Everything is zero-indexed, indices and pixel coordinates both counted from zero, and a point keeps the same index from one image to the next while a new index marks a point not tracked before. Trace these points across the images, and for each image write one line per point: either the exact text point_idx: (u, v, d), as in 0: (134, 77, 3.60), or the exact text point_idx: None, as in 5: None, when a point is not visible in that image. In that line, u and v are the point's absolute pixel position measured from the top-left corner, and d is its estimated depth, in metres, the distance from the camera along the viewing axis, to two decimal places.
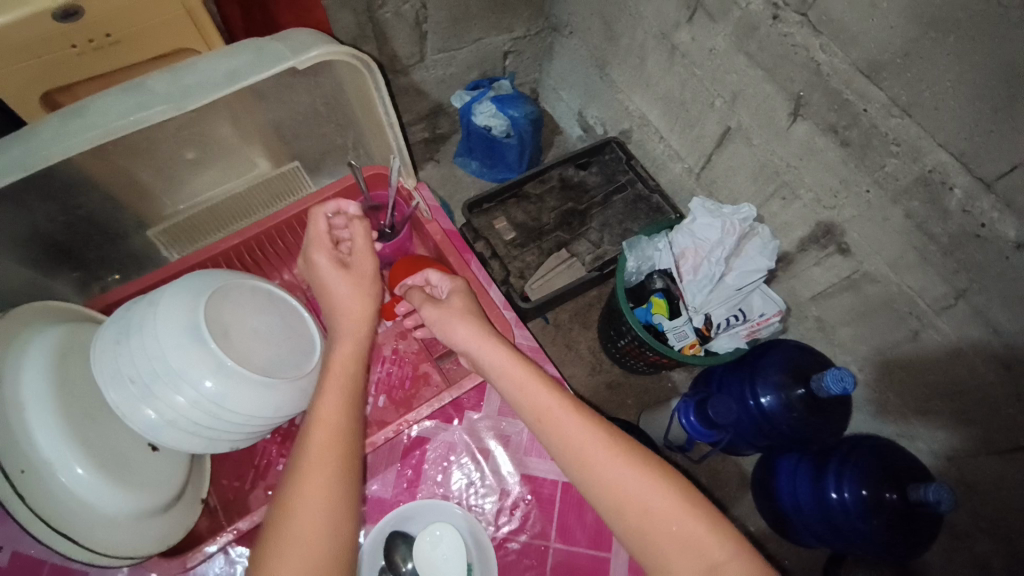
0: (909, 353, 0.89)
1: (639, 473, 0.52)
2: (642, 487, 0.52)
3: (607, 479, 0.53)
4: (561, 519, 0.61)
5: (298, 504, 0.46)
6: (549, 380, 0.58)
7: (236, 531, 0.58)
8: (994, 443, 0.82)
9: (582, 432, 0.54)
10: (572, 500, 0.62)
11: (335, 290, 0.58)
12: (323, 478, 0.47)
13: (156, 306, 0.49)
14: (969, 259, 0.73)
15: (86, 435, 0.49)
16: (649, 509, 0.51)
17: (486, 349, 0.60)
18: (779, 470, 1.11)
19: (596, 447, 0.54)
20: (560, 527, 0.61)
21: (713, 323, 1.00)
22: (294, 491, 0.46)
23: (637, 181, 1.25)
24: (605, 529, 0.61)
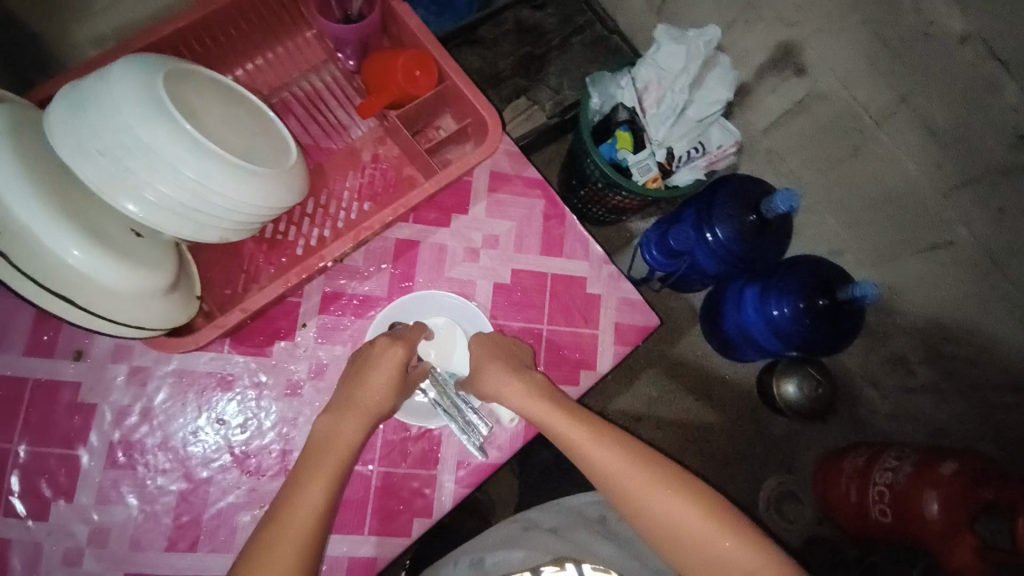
0: (850, 171, 0.96)
1: (649, 478, 0.57)
2: (642, 487, 0.56)
3: (618, 487, 0.57)
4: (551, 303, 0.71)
5: (297, 510, 0.52)
6: (565, 403, 0.62)
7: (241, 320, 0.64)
8: (920, 242, 0.93)
9: (590, 441, 0.59)
10: (560, 284, 0.72)
11: (375, 375, 0.60)
12: (312, 517, 0.52)
13: (108, 79, 0.43)
14: (916, 60, 0.77)
15: (67, 204, 0.46)
16: (662, 509, 0.56)
17: (509, 384, 0.62)
18: (728, 299, 1.20)
19: (610, 456, 0.58)
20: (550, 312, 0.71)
21: (674, 156, 1.03)
22: (286, 519, 0.52)
23: (595, 22, 1.20)
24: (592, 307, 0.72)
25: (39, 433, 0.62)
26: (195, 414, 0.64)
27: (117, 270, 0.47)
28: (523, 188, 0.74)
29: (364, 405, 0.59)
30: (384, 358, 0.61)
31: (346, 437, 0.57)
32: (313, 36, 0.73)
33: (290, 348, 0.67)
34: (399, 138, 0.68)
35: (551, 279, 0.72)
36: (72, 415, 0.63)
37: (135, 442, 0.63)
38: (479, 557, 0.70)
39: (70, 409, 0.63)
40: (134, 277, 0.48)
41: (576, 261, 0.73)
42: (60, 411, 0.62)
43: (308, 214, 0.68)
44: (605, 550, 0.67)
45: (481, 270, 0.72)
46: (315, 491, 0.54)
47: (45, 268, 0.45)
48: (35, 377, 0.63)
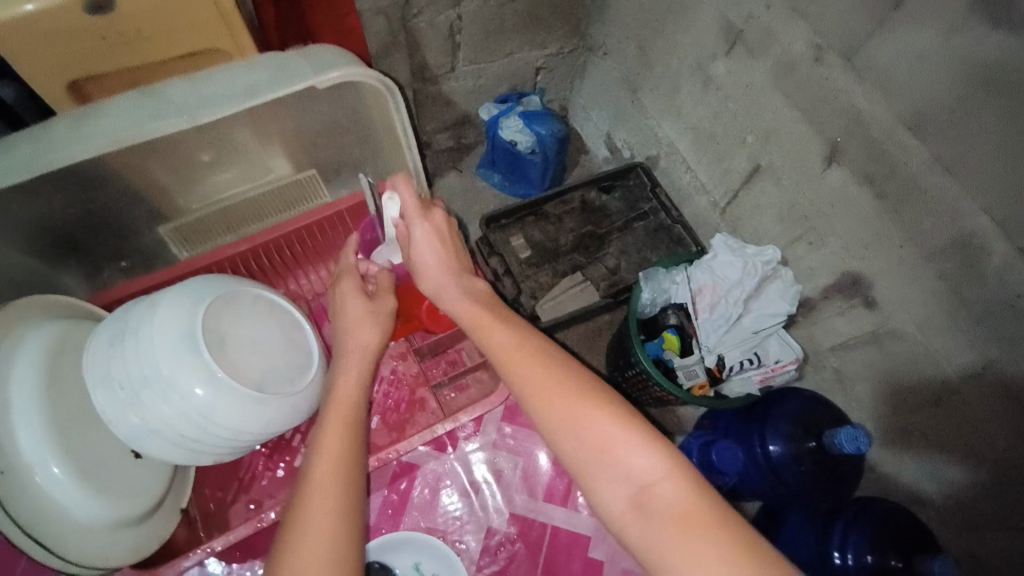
0: (930, 419, 0.85)
1: (604, 411, 0.53)
2: (574, 402, 0.54)
3: (610, 466, 0.51)
4: (547, 560, 0.76)
5: (317, 466, 0.51)
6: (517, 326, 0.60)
7: (211, 548, 0.70)
8: (1009, 523, 0.77)
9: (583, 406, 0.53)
10: (559, 545, 0.77)
11: (351, 314, 0.61)
12: (336, 469, 0.51)
13: (156, 310, 0.48)
14: (1003, 329, 0.69)
15: (72, 443, 0.60)
16: (637, 477, 0.50)
17: (494, 339, 0.59)
18: (781, 522, 1.04)
19: (583, 410, 0.53)
20: (544, 566, 0.75)
21: (725, 365, 0.97)
22: (311, 482, 0.50)
23: (660, 210, 1.22)
24: (579, 546, 0.77)
25: None
26: None
27: (91, 502, 0.59)
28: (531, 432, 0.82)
29: (360, 347, 0.59)
30: (350, 295, 0.62)
31: (345, 387, 0.56)
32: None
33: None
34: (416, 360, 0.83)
35: (551, 533, 0.77)
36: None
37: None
38: None
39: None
40: (106, 510, 0.61)
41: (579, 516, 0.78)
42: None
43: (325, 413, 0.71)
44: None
45: (469, 509, 0.78)
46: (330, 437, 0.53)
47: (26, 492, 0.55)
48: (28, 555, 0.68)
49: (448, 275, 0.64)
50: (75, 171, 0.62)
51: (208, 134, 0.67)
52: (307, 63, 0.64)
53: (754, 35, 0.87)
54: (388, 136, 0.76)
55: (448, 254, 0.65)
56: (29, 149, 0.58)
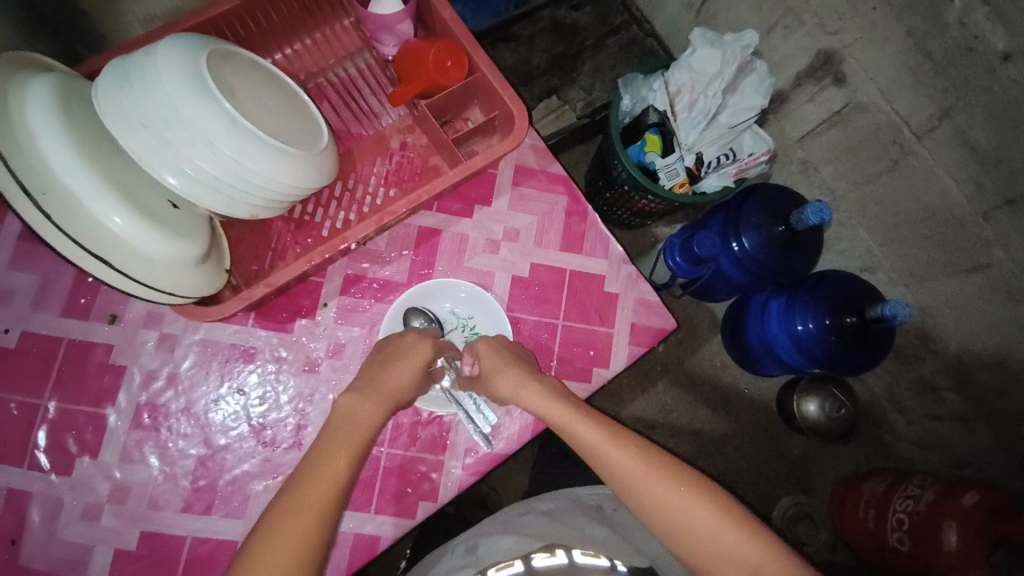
0: (885, 185, 0.94)
1: (664, 471, 0.56)
2: (636, 464, 0.57)
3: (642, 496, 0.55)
4: (570, 300, 0.71)
5: (295, 514, 0.49)
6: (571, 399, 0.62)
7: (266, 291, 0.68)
8: (956, 264, 0.89)
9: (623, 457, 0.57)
10: (582, 280, 0.71)
11: (398, 368, 0.61)
12: (320, 507, 0.50)
13: (156, 54, 0.45)
14: (959, 75, 0.74)
15: (109, 169, 0.48)
16: (703, 529, 0.53)
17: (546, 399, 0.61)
18: (750, 308, 1.19)
19: (651, 473, 0.56)
20: (568, 307, 0.71)
21: (703, 162, 1.02)
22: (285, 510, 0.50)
23: (632, 23, 1.20)
24: (612, 308, 0.71)
25: (68, 388, 0.65)
26: (217, 384, 0.67)
27: (150, 232, 0.49)
28: (547, 184, 0.74)
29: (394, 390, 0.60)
30: (396, 364, 0.61)
31: (369, 415, 0.58)
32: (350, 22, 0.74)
33: (311, 326, 0.69)
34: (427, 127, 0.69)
35: (570, 274, 0.72)
36: (102, 375, 0.66)
37: (160, 405, 0.66)
38: (473, 544, 0.70)
39: (101, 369, 0.66)
40: (170, 240, 0.51)
41: (595, 259, 0.72)
42: (92, 369, 0.66)
43: (336, 197, 0.70)
44: (600, 532, 0.66)
45: (501, 262, 0.71)
46: (338, 466, 0.53)
47: (79, 221, 0.46)
48: (69, 337, 0.66)
49: (502, 360, 0.63)
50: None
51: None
52: None
53: None
54: None
55: (500, 357, 0.64)
56: None
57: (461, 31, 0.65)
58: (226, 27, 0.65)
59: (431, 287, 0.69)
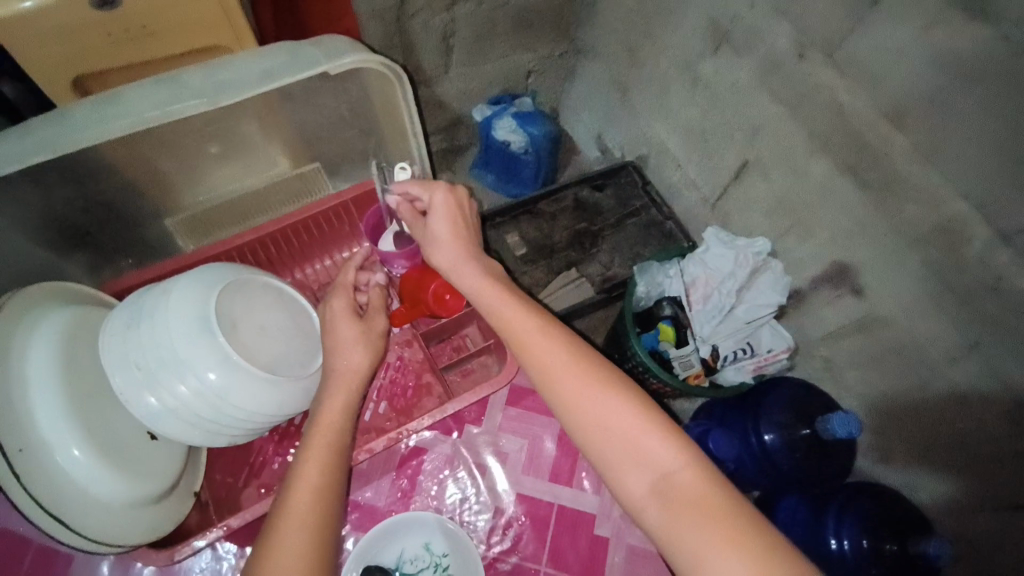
0: (917, 401, 0.87)
1: (747, 537, 0.46)
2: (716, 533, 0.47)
3: (713, 537, 0.46)
4: (555, 542, 0.61)
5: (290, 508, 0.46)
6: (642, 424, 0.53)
7: (226, 528, 0.61)
8: (996, 497, 0.80)
9: (715, 496, 0.49)
10: (567, 522, 0.62)
11: (342, 331, 0.54)
12: (315, 502, 0.47)
13: (169, 295, 0.49)
14: (984, 311, 0.72)
15: (85, 415, 0.54)
16: None
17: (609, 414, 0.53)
18: (777, 511, 1.05)
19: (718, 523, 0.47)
20: (552, 552, 0.61)
21: (720, 355, 0.99)
22: (288, 511, 0.46)
23: (651, 206, 1.25)
24: (600, 557, 0.61)
25: None
26: None
27: (115, 478, 0.54)
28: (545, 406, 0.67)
29: (348, 372, 0.54)
30: (341, 315, 0.56)
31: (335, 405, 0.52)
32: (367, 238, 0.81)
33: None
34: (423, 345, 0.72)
35: (558, 512, 0.63)
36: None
37: None
38: None
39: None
40: (133, 485, 0.56)
41: (586, 493, 0.64)
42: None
43: None
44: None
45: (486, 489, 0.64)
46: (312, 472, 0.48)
47: (47, 475, 0.49)
48: (39, 539, 0.61)
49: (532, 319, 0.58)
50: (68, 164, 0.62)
51: (219, 120, 0.69)
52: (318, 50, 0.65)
53: (740, 34, 0.90)
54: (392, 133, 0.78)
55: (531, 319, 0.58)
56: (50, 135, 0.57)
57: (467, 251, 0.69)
58: (248, 253, 0.75)
59: (404, 521, 0.60)
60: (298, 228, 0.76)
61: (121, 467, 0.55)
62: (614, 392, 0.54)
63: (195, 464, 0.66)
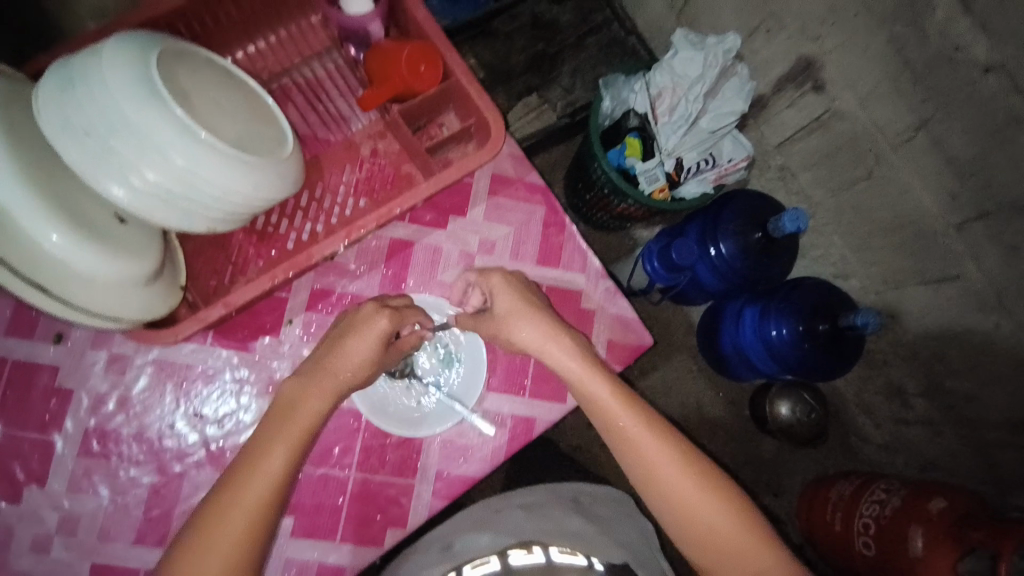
0: (861, 194, 0.94)
1: (697, 481, 0.56)
2: (669, 465, 0.56)
3: (619, 440, 0.58)
4: None
5: (247, 492, 0.51)
6: (622, 390, 0.60)
7: (226, 306, 0.59)
8: (929, 274, 0.90)
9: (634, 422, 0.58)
10: (556, 295, 0.71)
11: (352, 350, 0.58)
12: (267, 497, 0.51)
13: (101, 53, 0.42)
14: (938, 86, 0.75)
15: (47, 187, 0.46)
16: (738, 551, 0.54)
17: (596, 391, 0.59)
18: (725, 316, 1.18)
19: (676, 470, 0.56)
20: None
21: (683, 167, 1.00)
22: (236, 492, 0.51)
23: (614, 22, 1.17)
24: (586, 321, 0.71)
25: (15, 414, 0.63)
26: (173, 406, 0.65)
27: (96, 255, 0.48)
28: (525, 195, 0.73)
29: (343, 380, 0.58)
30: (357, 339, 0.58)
31: (316, 403, 0.56)
32: (314, 19, 0.71)
33: (275, 344, 0.67)
34: (399, 133, 0.67)
35: (546, 290, 0.71)
36: (48, 399, 0.63)
37: (110, 431, 0.64)
38: (447, 542, 0.66)
39: (47, 393, 0.63)
40: (116, 262, 0.49)
41: (571, 272, 0.72)
42: (37, 394, 0.63)
43: (301, 207, 0.69)
44: (575, 522, 0.66)
45: None
46: (279, 458, 0.53)
47: (17, 248, 0.44)
48: (14, 359, 0.63)
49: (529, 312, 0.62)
50: None
51: None
52: None
53: None
54: None
55: (513, 300, 0.63)
56: None
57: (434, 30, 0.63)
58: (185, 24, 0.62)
59: None
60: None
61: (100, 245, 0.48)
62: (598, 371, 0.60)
63: (173, 257, 0.60)
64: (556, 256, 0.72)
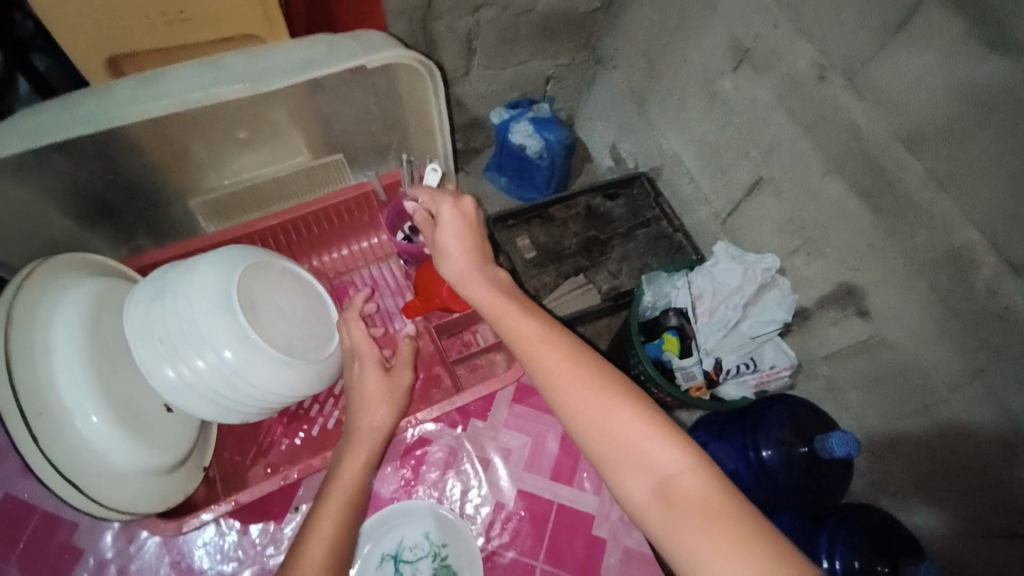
0: (919, 426, 0.87)
1: (723, 525, 0.48)
2: (691, 486, 0.50)
3: (692, 528, 0.48)
4: (553, 541, 0.68)
5: (314, 540, 0.54)
6: (647, 415, 0.55)
7: (232, 503, 0.68)
8: (990, 527, 0.80)
9: (667, 476, 0.51)
10: (565, 522, 0.69)
11: (368, 389, 0.62)
12: (325, 556, 0.53)
13: (194, 272, 0.55)
14: (990, 339, 0.73)
15: (106, 385, 0.59)
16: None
17: (602, 408, 0.55)
18: (771, 529, 1.05)
19: (713, 493, 0.50)
20: (549, 550, 0.68)
21: (722, 368, 1.00)
22: (304, 553, 0.53)
23: (662, 218, 1.25)
24: (594, 556, 0.68)
25: (30, 562, 0.66)
26: None
27: (129, 450, 0.58)
28: (543, 406, 0.76)
29: (375, 430, 0.61)
30: (371, 373, 0.63)
31: (354, 463, 0.59)
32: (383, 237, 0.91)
33: (276, 531, 0.68)
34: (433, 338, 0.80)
35: (556, 510, 0.70)
36: (61, 554, 0.66)
37: None
38: None
39: (61, 548, 0.66)
40: (145, 458, 0.60)
41: (587, 493, 0.71)
42: (52, 548, 0.66)
43: (335, 394, 0.80)
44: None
45: (485, 484, 0.71)
46: (326, 527, 0.55)
47: (65, 439, 0.54)
48: (44, 507, 0.68)
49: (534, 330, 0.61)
50: (99, 143, 0.66)
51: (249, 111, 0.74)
52: (358, 45, 0.68)
53: (761, 52, 0.91)
54: (418, 127, 0.82)
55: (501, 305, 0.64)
56: (96, 110, 0.61)
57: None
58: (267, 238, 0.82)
59: (400, 508, 0.68)
60: (314, 219, 0.84)
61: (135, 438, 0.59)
62: (627, 404, 0.55)
63: (203, 439, 0.72)
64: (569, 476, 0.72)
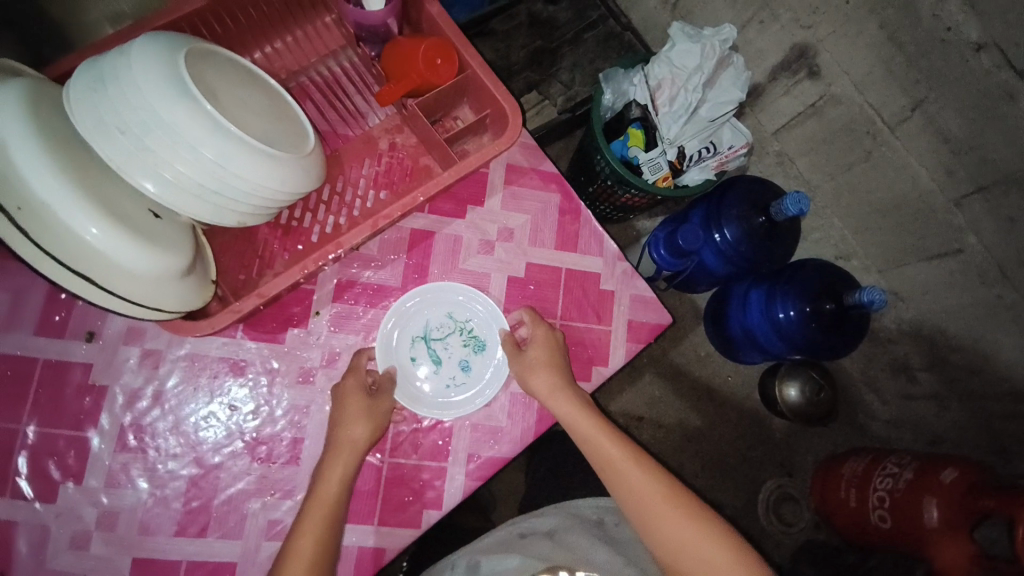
0: (859, 174, 0.96)
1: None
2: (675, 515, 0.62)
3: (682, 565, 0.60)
4: (565, 298, 0.79)
5: (294, 562, 0.59)
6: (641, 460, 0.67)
7: (260, 296, 0.67)
8: (928, 250, 0.93)
9: (653, 489, 0.64)
10: (575, 279, 0.80)
11: (350, 405, 0.68)
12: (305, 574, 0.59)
13: (135, 56, 0.51)
14: (931, 66, 0.77)
15: (81, 180, 0.52)
16: None
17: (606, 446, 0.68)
18: (732, 299, 1.21)
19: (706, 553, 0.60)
20: (562, 308, 0.79)
21: (685, 155, 1.02)
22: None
23: (608, 17, 1.18)
24: (603, 306, 0.79)
25: (47, 413, 0.68)
26: (204, 400, 0.71)
27: (132, 248, 0.53)
28: (538, 182, 0.81)
29: (350, 443, 0.67)
30: (353, 396, 0.68)
31: (334, 478, 0.65)
32: (335, 19, 0.81)
33: (303, 335, 0.74)
34: (417, 124, 0.75)
35: (566, 274, 0.80)
36: (82, 397, 0.69)
37: (144, 426, 0.70)
38: (475, 560, 0.74)
39: (81, 390, 0.69)
40: (153, 259, 0.55)
41: (591, 257, 0.81)
42: (70, 392, 0.69)
43: (324, 201, 0.77)
44: (601, 553, 0.70)
45: (496, 263, 0.79)
46: (304, 544, 0.61)
47: (54, 234, 0.50)
48: (44, 358, 0.69)
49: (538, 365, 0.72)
50: None
51: None
52: None
53: None
54: None
55: (545, 352, 0.73)
56: None
57: (451, 29, 0.72)
58: (201, 26, 0.71)
59: (425, 291, 0.76)
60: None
61: (137, 236, 0.54)
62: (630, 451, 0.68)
63: (203, 256, 0.66)
64: (573, 240, 0.81)
